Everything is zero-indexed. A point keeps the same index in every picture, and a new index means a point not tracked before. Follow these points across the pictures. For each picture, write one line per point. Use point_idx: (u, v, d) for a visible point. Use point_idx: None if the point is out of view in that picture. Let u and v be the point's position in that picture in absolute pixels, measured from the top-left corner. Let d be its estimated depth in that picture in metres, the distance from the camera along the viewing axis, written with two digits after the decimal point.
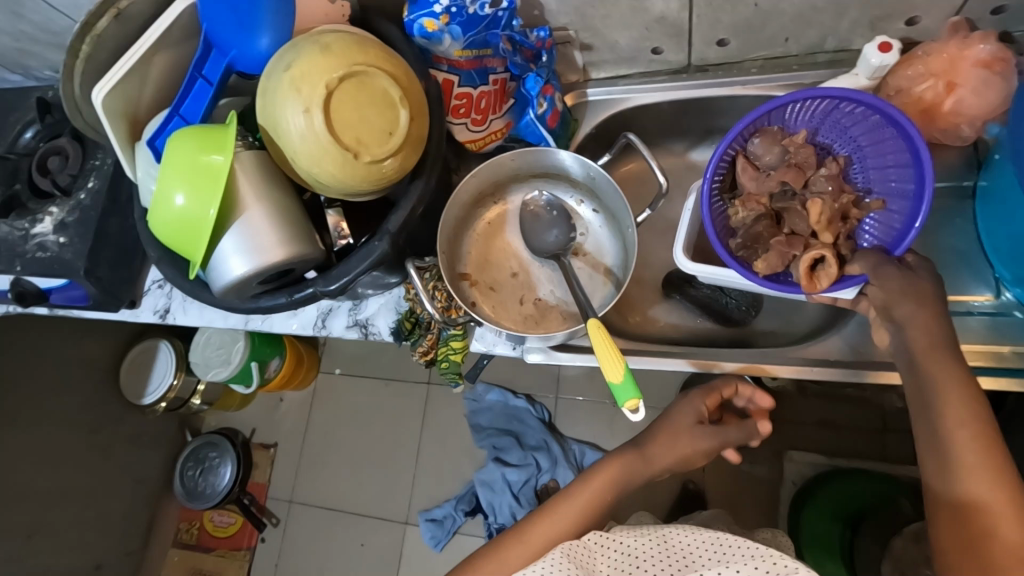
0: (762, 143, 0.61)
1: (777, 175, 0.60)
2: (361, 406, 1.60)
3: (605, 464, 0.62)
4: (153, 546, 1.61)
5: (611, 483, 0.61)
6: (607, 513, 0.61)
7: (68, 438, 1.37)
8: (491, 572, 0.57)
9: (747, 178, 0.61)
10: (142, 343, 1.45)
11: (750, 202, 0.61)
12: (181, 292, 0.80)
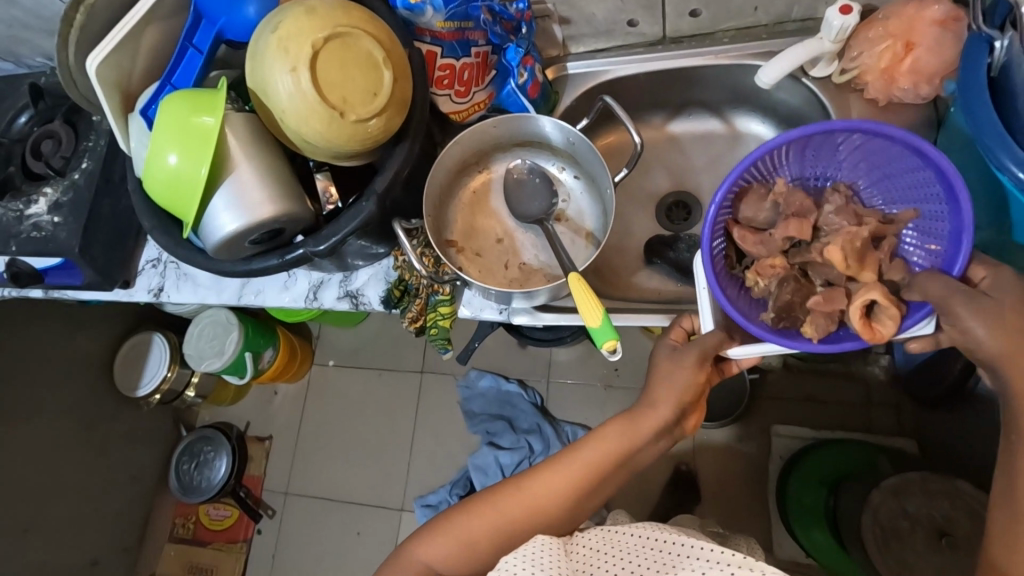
0: (750, 205, 0.63)
1: (781, 231, 0.62)
2: (356, 398, 1.61)
3: (609, 424, 0.65)
4: (148, 542, 1.61)
5: (616, 444, 0.64)
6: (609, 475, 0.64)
7: (63, 431, 1.38)
8: (486, 512, 0.62)
9: (752, 244, 0.63)
10: (135, 336, 1.46)
11: (762, 269, 0.63)
12: (175, 271, 0.81)
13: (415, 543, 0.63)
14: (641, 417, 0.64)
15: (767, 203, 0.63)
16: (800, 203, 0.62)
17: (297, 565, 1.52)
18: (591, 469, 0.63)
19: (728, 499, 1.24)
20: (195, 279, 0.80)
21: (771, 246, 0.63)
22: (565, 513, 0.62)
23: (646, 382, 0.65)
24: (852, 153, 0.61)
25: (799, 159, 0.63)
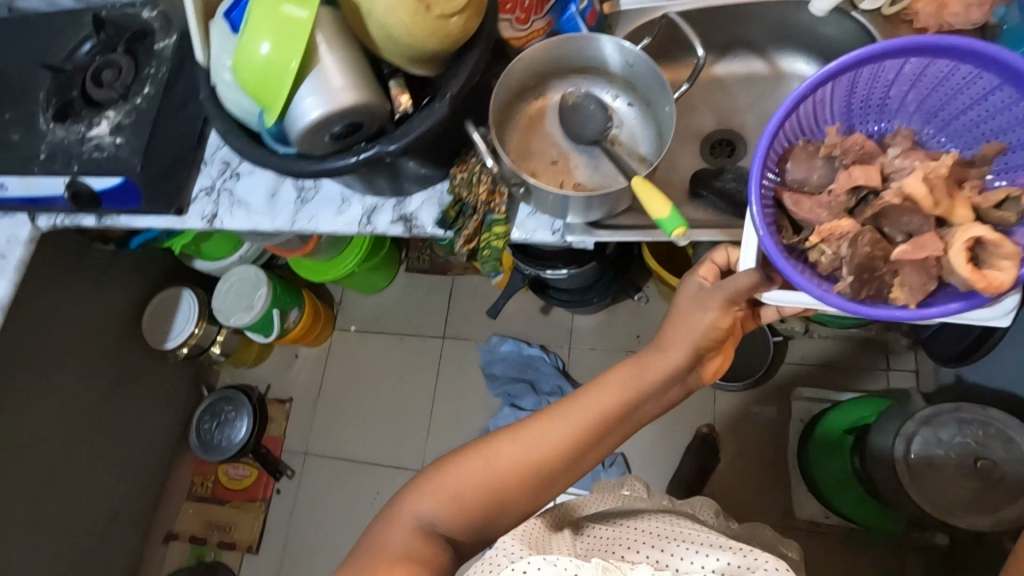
0: (798, 165, 0.58)
1: (838, 186, 0.56)
2: (376, 363, 1.63)
3: (611, 372, 0.66)
4: (167, 498, 1.62)
5: (618, 393, 0.65)
6: (606, 429, 0.64)
7: (95, 381, 1.37)
8: (478, 465, 0.61)
9: (806, 209, 0.57)
10: (163, 292, 1.47)
11: (829, 234, 0.55)
12: (230, 198, 0.83)
13: (406, 492, 0.62)
14: (645, 366, 0.65)
15: (818, 159, 0.58)
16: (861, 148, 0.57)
17: (317, 523, 1.53)
18: (591, 416, 0.64)
19: (747, 460, 1.27)
20: (249, 206, 0.82)
21: (829, 214, 0.56)
22: (558, 468, 0.62)
23: (657, 331, 0.67)
24: (908, 94, 0.58)
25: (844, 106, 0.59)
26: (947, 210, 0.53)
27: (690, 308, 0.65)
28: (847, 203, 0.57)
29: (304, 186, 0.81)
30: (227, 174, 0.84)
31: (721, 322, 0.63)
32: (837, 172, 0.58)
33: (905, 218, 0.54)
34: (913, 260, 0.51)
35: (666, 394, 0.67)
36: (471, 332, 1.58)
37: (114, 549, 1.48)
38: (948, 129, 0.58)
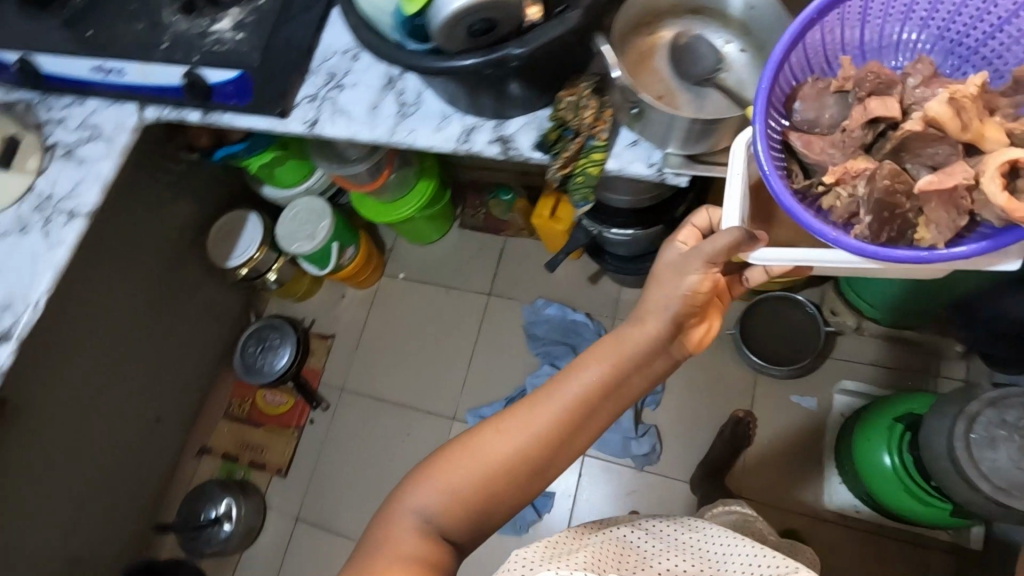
0: (805, 105, 0.61)
1: (848, 125, 0.58)
2: (419, 312, 1.67)
3: (595, 349, 0.67)
4: (205, 415, 1.67)
5: (603, 369, 0.65)
6: (590, 407, 0.65)
7: (161, 284, 1.42)
8: (469, 458, 0.63)
9: (817, 149, 0.59)
10: (229, 213, 1.52)
11: (847, 175, 0.57)
12: (333, 106, 0.87)
13: (401, 493, 0.65)
14: (628, 336, 0.66)
15: (829, 97, 0.60)
16: (875, 79, 0.58)
17: (347, 456, 1.58)
18: (573, 396, 0.65)
19: (780, 450, 1.29)
20: (350, 116, 0.85)
21: (842, 154, 0.58)
22: (547, 453, 0.64)
23: (639, 301, 0.68)
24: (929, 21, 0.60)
25: (859, 33, 0.62)
26: (979, 134, 0.52)
27: (670, 271, 0.66)
28: (865, 139, 0.58)
29: (405, 103, 0.84)
30: (332, 85, 0.88)
31: (700, 281, 0.64)
32: (850, 108, 0.59)
33: (931, 148, 0.55)
34: (942, 192, 0.52)
35: (653, 363, 0.68)
36: (517, 291, 1.61)
37: (154, 452, 1.53)
38: (972, 55, 0.60)
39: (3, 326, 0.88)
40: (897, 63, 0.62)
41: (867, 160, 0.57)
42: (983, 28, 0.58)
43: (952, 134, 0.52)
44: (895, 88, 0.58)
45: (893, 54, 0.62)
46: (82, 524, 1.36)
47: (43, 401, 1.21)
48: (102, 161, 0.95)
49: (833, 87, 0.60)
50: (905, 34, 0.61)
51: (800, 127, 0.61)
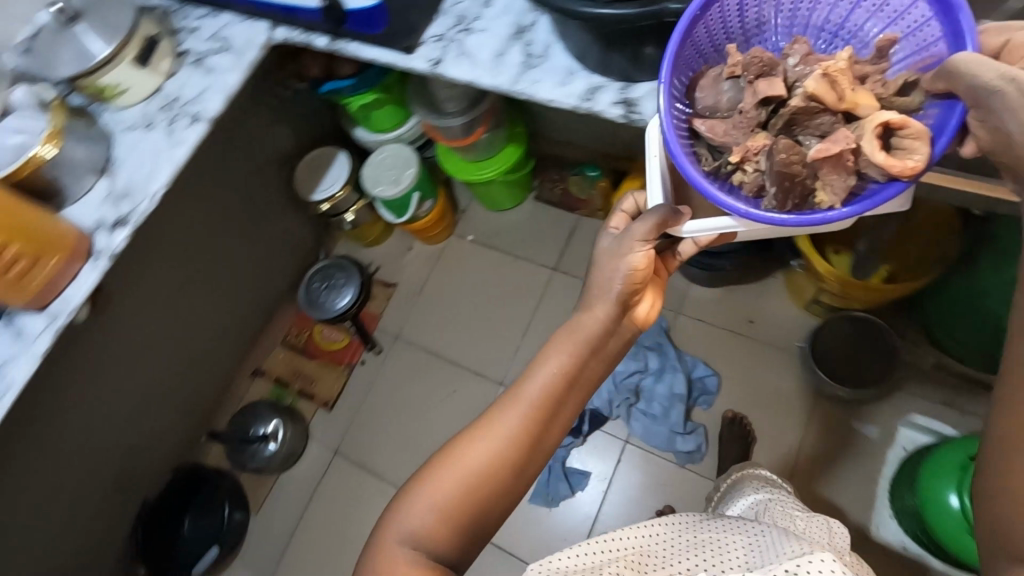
0: (705, 89, 0.68)
1: (743, 107, 0.66)
2: (478, 278, 1.69)
3: (554, 341, 0.69)
4: (263, 339, 1.71)
5: (565, 359, 0.67)
6: (557, 399, 0.66)
7: (249, 204, 1.47)
8: (450, 475, 0.63)
9: (721, 130, 0.67)
10: (319, 148, 1.56)
11: (750, 153, 0.65)
12: (459, 47, 0.88)
13: (388, 522, 0.64)
14: (583, 324, 0.69)
15: (723, 82, 0.67)
16: (760, 61, 0.65)
17: (392, 401, 1.63)
18: (540, 386, 0.67)
19: (830, 472, 1.27)
20: (474, 61, 0.86)
21: (744, 133, 0.66)
22: (525, 452, 0.65)
23: (587, 292, 0.72)
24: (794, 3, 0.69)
25: (740, 21, 0.69)
26: (853, 103, 0.62)
27: (611, 259, 0.71)
28: (760, 118, 0.66)
29: (531, 54, 0.84)
30: (460, 28, 0.89)
31: (637, 262, 0.69)
32: (743, 90, 0.66)
33: (817, 120, 0.64)
34: (830, 159, 0.60)
35: (608, 348, 0.70)
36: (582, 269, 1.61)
37: (215, 364, 1.59)
38: (838, 33, 0.69)
39: (122, 213, 0.93)
40: (775, 47, 0.71)
41: (765, 137, 0.65)
42: (844, 8, 0.67)
43: (831, 107, 0.62)
44: (777, 71, 0.66)
45: (772, 37, 0.71)
46: (144, 416, 1.43)
47: (133, 294, 1.28)
48: (228, 72, 1.00)
49: (725, 74, 0.67)
50: (777, 22, 0.70)
51: (703, 113, 0.68)
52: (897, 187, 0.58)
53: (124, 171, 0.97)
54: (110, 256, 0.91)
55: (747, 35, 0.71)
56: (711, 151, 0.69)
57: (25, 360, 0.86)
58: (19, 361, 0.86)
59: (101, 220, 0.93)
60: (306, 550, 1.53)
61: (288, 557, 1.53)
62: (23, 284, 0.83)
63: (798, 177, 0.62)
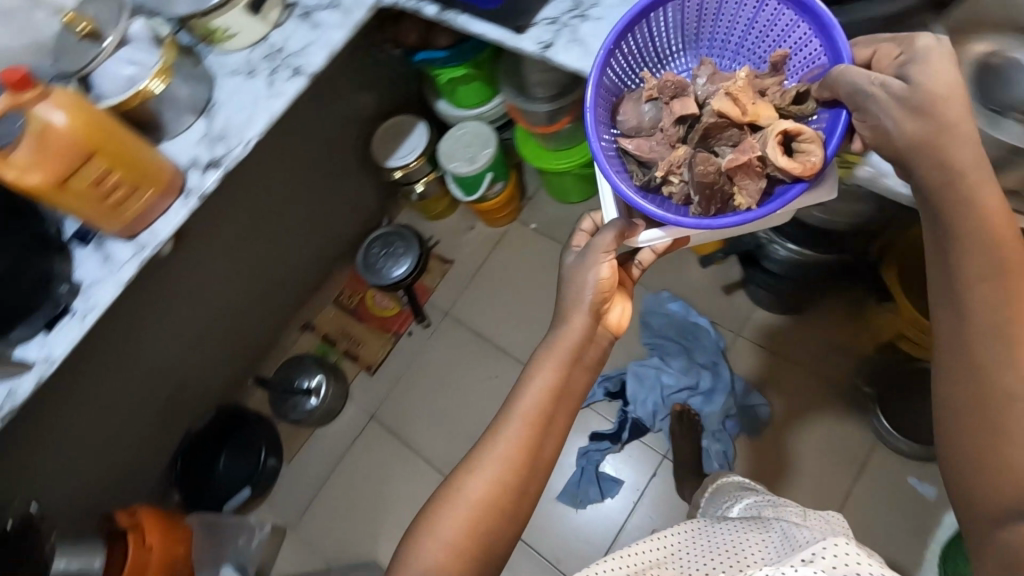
0: (630, 109, 0.77)
1: (663, 126, 0.76)
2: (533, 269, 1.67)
3: (540, 360, 0.78)
4: (317, 296, 1.74)
5: (551, 376, 0.77)
6: (545, 415, 0.76)
7: (325, 161, 1.49)
8: (457, 506, 0.72)
9: (648, 148, 0.76)
10: (400, 115, 1.56)
11: (673, 167, 0.74)
12: (572, 33, 0.85)
13: (405, 556, 0.72)
14: (563, 338, 0.79)
15: (645, 104, 0.77)
16: (672, 83, 0.75)
17: (434, 377, 1.64)
18: (527, 403, 0.76)
19: (875, 526, 1.22)
20: (587, 49, 0.84)
21: (664, 148, 0.76)
22: (522, 473, 0.74)
23: (565, 311, 0.81)
24: (698, 25, 0.79)
25: (655, 48, 0.80)
26: (755, 115, 0.71)
27: (578, 272, 0.80)
28: (679, 135, 0.76)
29: None
30: (575, 14, 0.86)
31: (602, 273, 0.79)
32: (661, 110, 0.76)
33: (727, 133, 0.73)
34: (743, 166, 0.69)
35: (587, 356, 0.80)
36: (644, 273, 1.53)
37: (269, 312, 1.63)
38: (738, 53, 0.80)
39: (216, 155, 0.95)
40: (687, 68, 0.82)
41: (684, 150, 0.75)
42: (740, 31, 0.78)
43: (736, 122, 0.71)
44: (689, 92, 0.76)
45: (683, 61, 0.82)
46: (199, 350, 1.48)
47: (208, 234, 1.31)
48: (335, 29, 1.00)
49: (645, 97, 0.77)
50: (689, 45, 0.81)
51: (630, 133, 0.77)
52: (802, 187, 0.66)
53: (222, 114, 0.98)
54: (201, 195, 0.93)
55: (664, 57, 0.81)
56: (641, 168, 0.78)
57: (110, 285, 0.89)
58: (104, 285, 0.89)
59: (195, 158, 0.95)
60: (332, 505, 1.56)
61: (314, 509, 1.57)
62: (120, 212, 0.86)
63: (717, 184, 0.70)
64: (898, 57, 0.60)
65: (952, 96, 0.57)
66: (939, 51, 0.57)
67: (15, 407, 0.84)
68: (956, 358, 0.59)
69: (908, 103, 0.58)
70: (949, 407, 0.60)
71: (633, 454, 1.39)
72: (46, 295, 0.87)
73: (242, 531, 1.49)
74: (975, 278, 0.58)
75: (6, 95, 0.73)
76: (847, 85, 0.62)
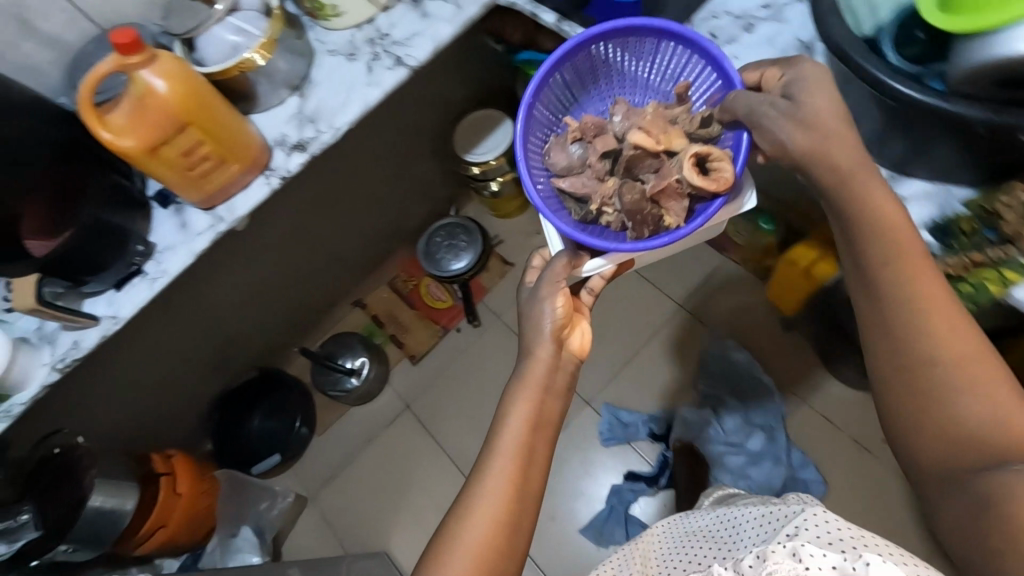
0: (558, 154, 0.81)
1: (589, 165, 0.80)
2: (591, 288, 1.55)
3: (514, 395, 0.76)
4: (374, 274, 1.73)
5: (526, 409, 0.75)
6: (524, 450, 0.74)
7: (405, 145, 1.45)
8: (454, 552, 0.70)
9: (581, 186, 0.80)
10: (487, 108, 1.50)
11: (605, 199, 0.78)
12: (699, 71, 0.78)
13: None
14: (531, 367, 0.76)
15: (570, 146, 0.81)
16: (591, 125, 0.80)
17: (474, 379, 1.61)
18: (506, 438, 0.74)
19: None
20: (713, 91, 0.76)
21: (593, 182, 0.80)
22: (514, 515, 0.71)
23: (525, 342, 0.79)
24: (611, 70, 0.84)
25: (572, 93, 0.84)
26: (669, 142, 0.75)
27: (532, 306, 0.78)
28: (606, 168, 0.80)
29: None
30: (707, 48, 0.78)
31: (557, 306, 0.77)
32: (586, 150, 0.80)
33: (649, 162, 0.77)
34: (669, 192, 0.73)
35: (558, 385, 0.78)
36: (710, 315, 1.45)
37: (324, 283, 1.63)
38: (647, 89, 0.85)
39: (304, 137, 0.92)
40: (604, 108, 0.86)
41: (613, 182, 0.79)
42: (645, 71, 0.83)
43: (652, 150, 0.75)
44: (609, 129, 0.81)
45: (599, 104, 0.86)
46: (251, 309, 1.50)
47: (281, 201, 1.31)
48: (444, 23, 0.95)
49: (570, 139, 0.81)
50: (602, 89, 0.86)
51: (561, 175, 0.81)
52: (721, 201, 0.70)
53: (316, 93, 0.95)
54: (283, 176, 0.91)
55: (581, 102, 0.86)
56: (577, 204, 0.81)
57: (182, 253, 0.89)
58: (177, 252, 0.89)
59: (283, 137, 0.93)
60: (355, 484, 1.58)
61: (337, 484, 1.59)
62: (203, 183, 0.85)
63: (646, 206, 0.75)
64: (782, 78, 0.67)
65: (830, 110, 0.63)
66: (814, 73, 0.64)
67: (80, 357, 0.86)
68: (883, 346, 0.64)
69: (796, 118, 0.63)
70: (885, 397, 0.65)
71: (665, 502, 1.34)
72: (121, 252, 0.87)
73: (265, 497, 1.53)
74: (880, 263, 0.63)
75: (113, 56, 0.71)
76: (744, 107, 0.67)
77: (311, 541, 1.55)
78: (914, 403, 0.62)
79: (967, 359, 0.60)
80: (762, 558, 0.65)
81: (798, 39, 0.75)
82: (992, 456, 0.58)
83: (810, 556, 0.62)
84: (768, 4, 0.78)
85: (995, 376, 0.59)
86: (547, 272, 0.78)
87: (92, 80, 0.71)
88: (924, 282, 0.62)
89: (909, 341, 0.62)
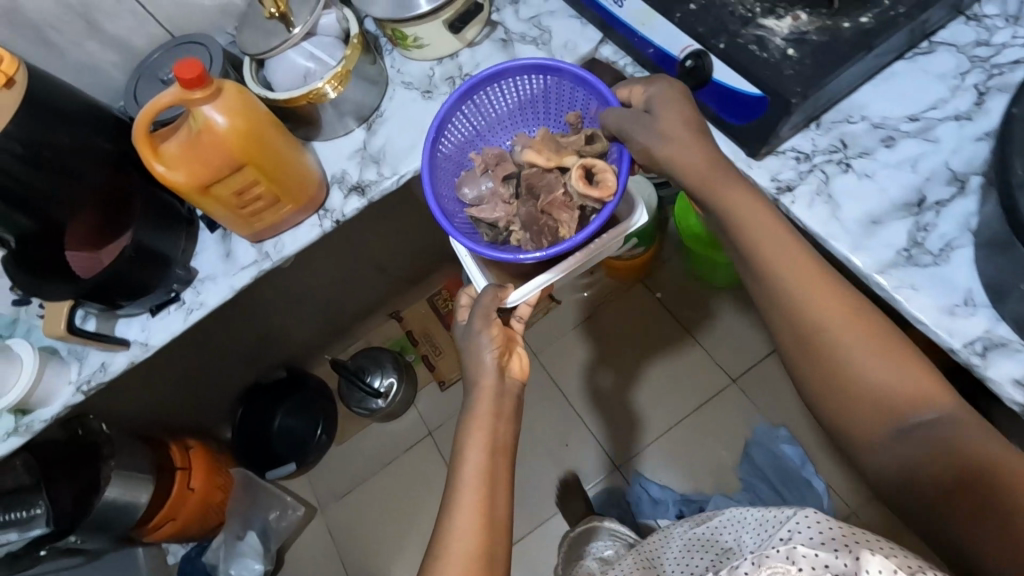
0: (470, 189, 0.79)
1: (497, 193, 0.78)
2: (641, 345, 1.46)
3: (472, 423, 0.69)
4: (415, 288, 1.66)
5: (478, 434, 0.68)
6: (492, 496, 0.65)
7: None
8: None
9: (492, 214, 0.78)
10: None
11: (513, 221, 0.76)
12: (823, 185, 0.67)
13: None
14: (483, 388, 0.70)
15: (481, 177, 0.79)
16: (494, 154, 0.79)
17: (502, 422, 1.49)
18: (468, 471, 0.66)
19: None
20: (837, 214, 0.65)
21: (501, 208, 0.78)
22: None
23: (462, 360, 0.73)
24: (505, 109, 0.83)
25: (472, 131, 0.82)
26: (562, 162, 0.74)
27: (469, 344, 0.72)
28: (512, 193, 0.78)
29: (919, 243, 0.62)
30: (834, 158, 0.67)
31: (493, 337, 0.72)
32: (493, 179, 0.79)
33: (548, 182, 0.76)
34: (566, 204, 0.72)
35: (507, 407, 0.71)
36: (762, 396, 1.36)
37: (363, 292, 1.58)
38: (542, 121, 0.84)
39: (364, 180, 0.85)
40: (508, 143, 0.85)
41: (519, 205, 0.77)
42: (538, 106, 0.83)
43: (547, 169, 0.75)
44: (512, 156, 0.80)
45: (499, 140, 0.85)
46: (287, 312, 1.46)
47: None
48: None
49: (478, 172, 0.79)
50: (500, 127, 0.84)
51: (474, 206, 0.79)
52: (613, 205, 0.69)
53: (384, 129, 0.88)
54: (337, 220, 0.84)
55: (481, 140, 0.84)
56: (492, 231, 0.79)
57: (224, 286, 0.84)
58: (218, 283, 0.84)
59: (343, 174, 0.86)
60: (366, 502, 1.55)
61: (350, 499, 1.56)
62: (252, 222, 0.79)
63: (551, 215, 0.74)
64: (646, 94, 0.70)
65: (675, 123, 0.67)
66: (671, 90, 0.68)
67: (104, 381, 0.82)
68: (788, 337, 0.63)
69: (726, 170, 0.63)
70: (803, 390, 0.64)
71: None
72: (162, 277, 0.81)
73: (275, 507, 1.52)
74: (768, 258, 0.63)
75: (175, 88, 0.65)
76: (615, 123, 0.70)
77: (315, 553, 1.53)
78: (824, 382, 0.62)
79: (860, 330, 0.60)
80: (757, 564, 0.53)
81: (949, 168, 0.64)
82: (905, 415, 0.58)
83: (803, 556, 0.52)
84: (915, 116, 0.67)
85: (889, 341, 0.59)
86: (479, 306, 0.73)
87: (151, 110, 0.66)
88: (801, 270, 0.62)
89: (803, 323, 0.62)
